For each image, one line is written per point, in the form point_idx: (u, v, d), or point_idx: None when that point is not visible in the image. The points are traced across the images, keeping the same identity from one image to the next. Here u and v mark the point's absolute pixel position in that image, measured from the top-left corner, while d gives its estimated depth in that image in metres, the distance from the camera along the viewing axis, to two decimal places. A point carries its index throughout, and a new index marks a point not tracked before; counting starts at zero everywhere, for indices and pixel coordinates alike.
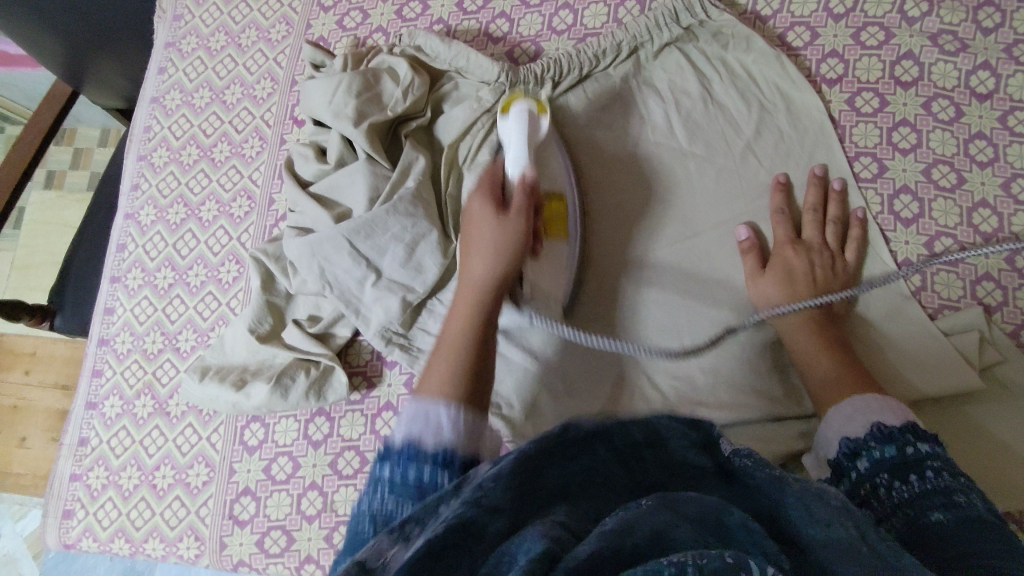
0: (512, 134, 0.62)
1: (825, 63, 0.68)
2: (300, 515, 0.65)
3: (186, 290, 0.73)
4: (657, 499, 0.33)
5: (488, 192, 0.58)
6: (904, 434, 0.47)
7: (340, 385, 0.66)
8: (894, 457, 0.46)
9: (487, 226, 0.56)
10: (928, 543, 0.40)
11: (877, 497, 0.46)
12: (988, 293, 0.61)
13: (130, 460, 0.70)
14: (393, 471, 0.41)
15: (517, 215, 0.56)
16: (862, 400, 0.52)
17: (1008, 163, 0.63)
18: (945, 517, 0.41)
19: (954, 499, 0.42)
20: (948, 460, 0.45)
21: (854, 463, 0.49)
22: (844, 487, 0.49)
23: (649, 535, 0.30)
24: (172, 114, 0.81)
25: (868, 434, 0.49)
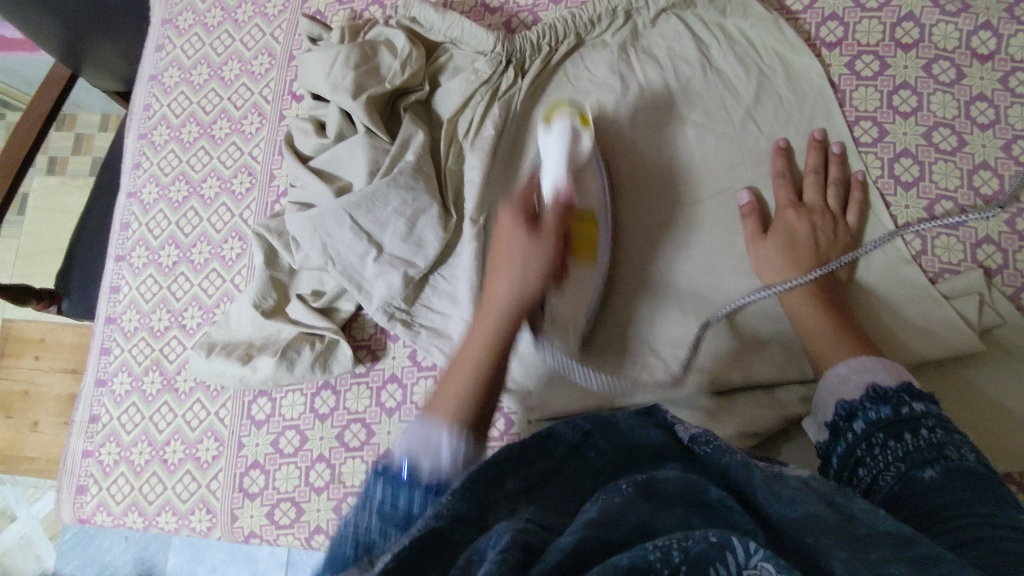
0: (551, 149, 0.61)
1: (825, 26, 0.68)
2: (309, 487, 0.66)
3: (190, 268, 0.74)
4: (636, 484, 0.33)
5: (520, 207, 0.57)
6: (898, 394, 0.48)
7: (345, 358, 0.67)
8: (889, 416, 0.47)
9: (520, 246, 0.55)
10: (916, 496, 0.41)
11: (872, 455, 0.46)
12: (988, 256, 0.61)
13: (141, 436, 0.71)
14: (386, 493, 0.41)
15: (549, 233, 0.56)
16: (856, 362, 0.53)
17: (1009, 125, 0.63)
18: (934, 471, 0.42)
19: (944, 453, 0.43)
20: (942, 419, 0.46)
21: (849, 424, 0.49)
22: (840, 448, 0.50)
23: (632, 530, 0.30)
24: (170, 91, 0.81)
25: (863, 396, 0.50)
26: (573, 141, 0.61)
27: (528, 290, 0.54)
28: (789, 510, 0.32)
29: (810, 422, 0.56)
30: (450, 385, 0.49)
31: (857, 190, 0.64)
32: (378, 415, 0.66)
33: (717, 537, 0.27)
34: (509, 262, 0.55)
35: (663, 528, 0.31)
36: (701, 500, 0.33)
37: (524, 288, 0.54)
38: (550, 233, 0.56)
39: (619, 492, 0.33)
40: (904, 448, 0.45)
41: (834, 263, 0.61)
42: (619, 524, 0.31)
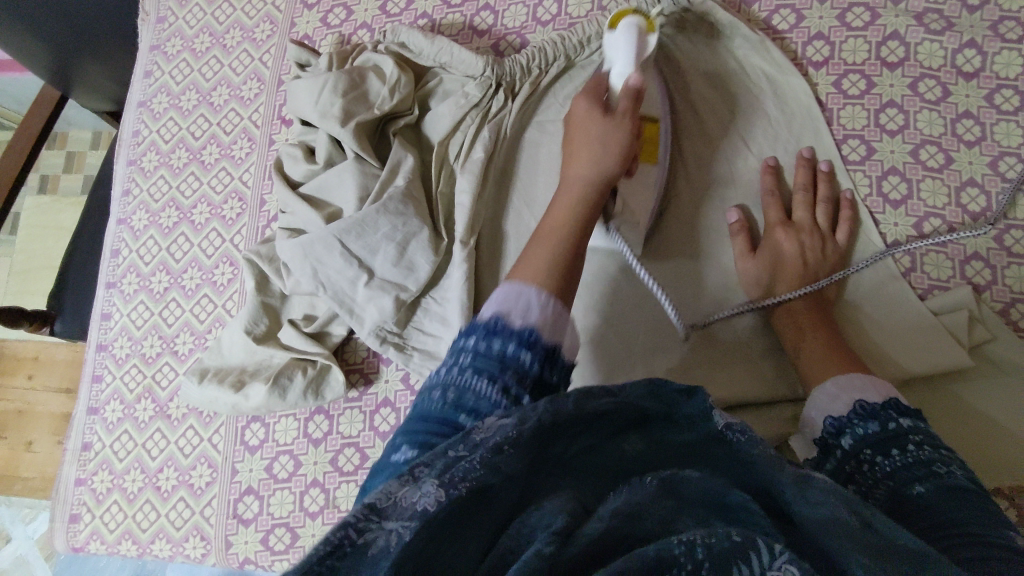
0: (618, 51, 0.58)
1: (811, 46, 0.68)
2: (303, 512, 0.65)
3: (182, 294, 0.74)
4: (660, 477, 0.34)
5: (593, 96, 0.57)
6: (885, 410, 0.48)
7: (337, 383, 0.67)
8: (877, 433, 0.47)
9: (598, 122, 0.55)
10: (907, 516, 0.41)
11: (862, 472, 0.47)
12: (977, 272, 0.61)
13: (134, 464, 0.71)
14: (477, 342, 0.38)
15: (625, 115, 0.55)
16: (845, 377, 0.53)
17: (995, 142, 0.63)
18: (925, 488, 0.41)
19: (934, 470, 0.42)
20: (930, 433, 0.46)
21: (838, 441, 0.50)
22: (830, 464, 0.50)
23: (656, 526, 0.31)
24: (160, 117, 0.81)
25: (851, 412, 0.50)
26: (639, 42, 0.58)
27: (609, 173, 0.54)
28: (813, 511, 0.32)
29: (801, 442, 0.57)
30: (528, 260, 0.46)
31: (846, 206, 0.64)
32: (371, 439, 0.66)
33: (741, 538, 0.28)
34: (586, 148, 0.54)
35: (685, 528, 0.31)
36: (722, 504, 0.33)
37: (605, 170, 0.54)
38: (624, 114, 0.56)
39: (643, 485, 0.33)
40: (892, 466, 0.45)
41: (823, 280, 0.61)
42: (640, 522, 0.31)
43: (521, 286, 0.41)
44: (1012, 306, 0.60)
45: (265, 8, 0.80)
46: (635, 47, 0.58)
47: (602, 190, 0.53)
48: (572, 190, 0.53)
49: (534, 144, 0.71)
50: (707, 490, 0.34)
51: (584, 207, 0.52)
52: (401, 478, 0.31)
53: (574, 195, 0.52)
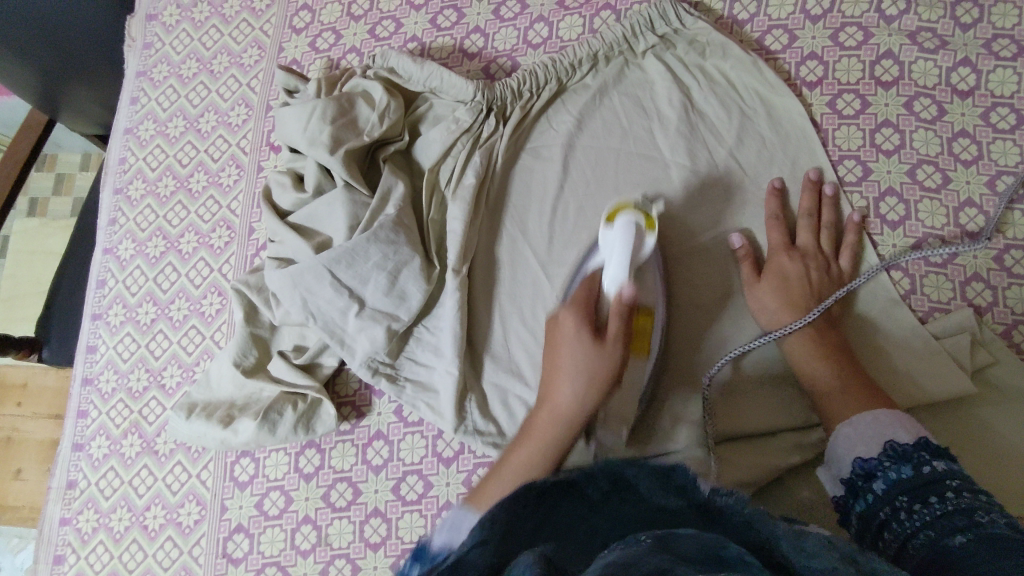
0: (613, 247, 0.55)
1: (804, 66, 0.68)
2: (295, 550, 0.64)
3: (169, 326, 0.72)
4: (655, 534, 0.32)
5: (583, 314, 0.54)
6: (918, 452, 0.47)
7: (329, 417, 0.65)
8: (911, 477, 0.46)
9: (587, 235, 0.54)
10: (944, 568, 0.38)
11: (897, 520, 0.45)
12: (978, 293, 0.60)
13: (120, 502, 0.69)
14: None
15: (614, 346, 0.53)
16: (874, 418, 0.52)
17: (992, 161, 0.62)
18: (966, 539, 0.39)
19: (975, 519, 0.40)
20: (967, 479, 0.44)
21: (870, 484, 0.48)
22: (862, 509, 0.48)
23: (651, 565, 0.29)
24: (146, 144, 0.79)
25: (883, 454, 0.49)
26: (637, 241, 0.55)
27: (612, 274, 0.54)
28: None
29: (823, 477, 0.54)
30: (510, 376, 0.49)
31: (851, 228, 0.63)
32: (364, 473, 0.64)
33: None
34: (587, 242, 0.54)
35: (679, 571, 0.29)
36: (719, 555, 0.31)
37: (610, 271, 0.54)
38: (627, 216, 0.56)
39: (637, 542, 0.32)
40: (931, 514, 0.43)
41: (830, 302, 0.60)
42: (636, 567, 0.29)
43: (499, 403, 0.41)
44: (1014, 328, 0.59)
45: (253, 33, 0.79)
46: None
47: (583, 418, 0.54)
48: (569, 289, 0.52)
49: (528, 171, 0.70)
50: (706, 541, 0.32)
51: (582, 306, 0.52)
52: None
53: (546, 439, 0.54)
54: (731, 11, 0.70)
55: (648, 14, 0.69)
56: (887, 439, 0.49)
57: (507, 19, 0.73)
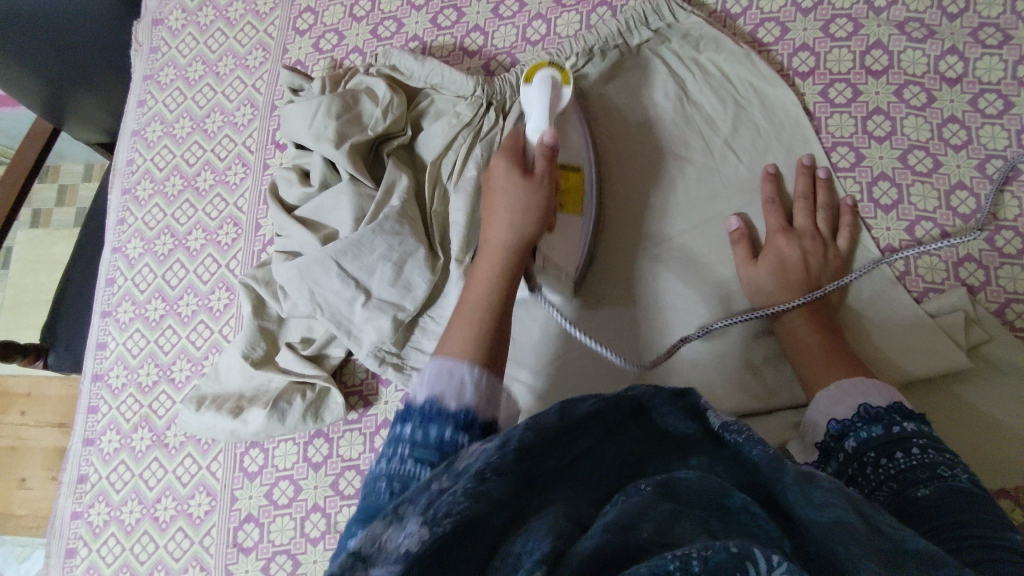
0: (531, 105, 0.59)
1: (796, 57, 0.69)
2: (305, 538, 0.64)
3: (178, 321, 0.73)
4: (654, 483, 0.34)
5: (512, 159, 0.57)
6: (890, 414, 0.48)
7: (337, 406, 0.66)
8: (881, 435, 0.47)
9: (512, 195, 0.55)
10: (906, 516, 0.41)
11: (865, 474, 0.47)
12: (971, 273, 0.62)
13: (131, 495, 0.70)
14: (414, 430, 0.42)
15: (543, 179, 0.56)
16: (835, 385, 0.53)
17: (981, 145, 0.64)
18: (929, 491, 0.41)
19: (937, 471, 0.42)
20: (936, 437, 0.46)
21: (842, 443, 0.50)
22: (834, 465, 0.50)
23: (652, 533, 0.30)
24: (154, 146, 0.81)
25: (855, 415, 0.50)
26: (555, 97, 0.59)
27: (529, 236, 0.55)
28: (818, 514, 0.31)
29: (797, 445, 0.56)
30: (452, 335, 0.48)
31: (846, 210, 0.64)
32: (372, 461, 0.65)
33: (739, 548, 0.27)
34: (503, 211, 0.55)
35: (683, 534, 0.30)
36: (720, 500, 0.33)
37: (524, 237, 0.54)
38: (541, 189, 0.56)
39: (637, 493, 0.33)
40: (896, 468, 0.45)
41: (825, 287, 0.61)
42: (638, 529, 0.30)
43: (449, 363, 0.45)
44: (1007, 306, 0.60)
45: (258, 35, 0.81)
46: (550, 101, 0.59)
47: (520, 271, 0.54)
48: (493, 261, 0.54)
49: None
50: (710, 489, 0.33)
51: (505, 285, 0.53)
52: (387, 519, 0.34)
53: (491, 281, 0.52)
54: (724, 5, 0.72)
55: (641, 9, 0.71)
56: (863, 403, 0.50)
57: (506, 17, 0.75)
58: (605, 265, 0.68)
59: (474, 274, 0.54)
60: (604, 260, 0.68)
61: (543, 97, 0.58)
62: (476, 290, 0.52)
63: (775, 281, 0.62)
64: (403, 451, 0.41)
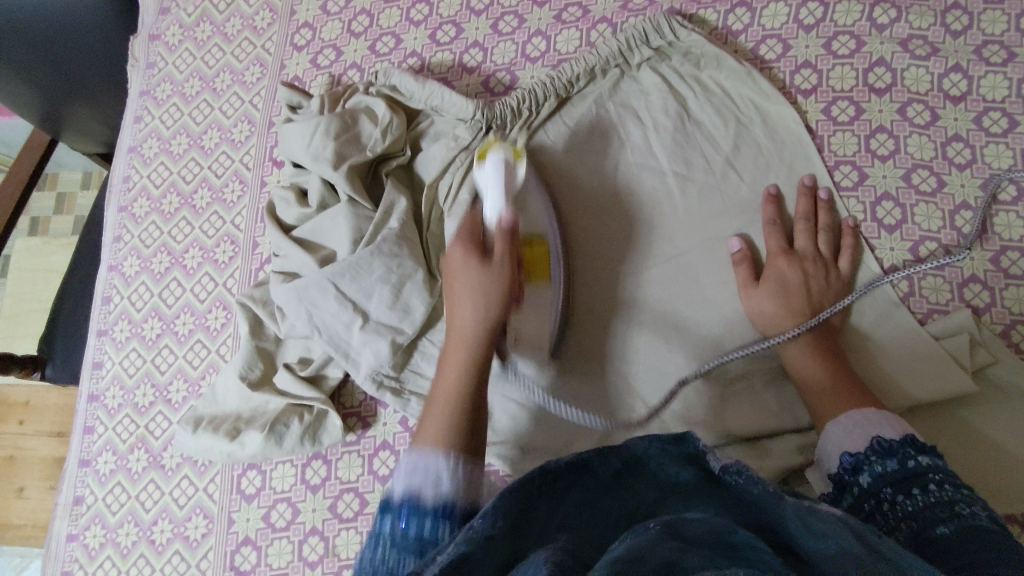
0: (486, 183, 0.58)
1: (798, 74, 0.69)
2: (303, 562, 0.64)
3: (174, 340, 0.73)
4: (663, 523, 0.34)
5: (468, 243, 0.57)
6: (903, 446, 0.47)
7: (335, 428, 0.65)
8: (897, 471, 0.46)
9: (473, 277, 0.55)
10: (931, 557, 0.40)
11: (884, 512, 0.46)
12: (976, 295, 0.61)
13: (127, 517, 0.69)
14: (393, 528, 0.43)
15: (500, 261, 0.56)
16: (860, 414, 0.52)
17: (986, 164, 0.63)
18: (950, 530, 0.41)
19: (956, 509, 0.42)
20: (950, 471, 0.45)
21: (855, 477, 0.49)
22: (848, 500, 0.49)
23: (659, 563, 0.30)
24: (150, 162, 0.80)
25: (868, 448, 0.49)
26: (509, 171, 0.58)
27: (496, 319, 0.55)
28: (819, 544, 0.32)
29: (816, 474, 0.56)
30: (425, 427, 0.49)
31: (849, 233, 0.63)
32: (371, 483, 0.65)
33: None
34: (470, 298, 0.55)
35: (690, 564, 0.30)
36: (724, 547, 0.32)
37: (493, 318, 0.54)
38: (502, 258, 0.56)
39: (646, 532, 0.34)
40: (916, 506, 0.44)
41: (827, 311, 0.61)
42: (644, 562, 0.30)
43: (428, 458, 0.46)
44: (1012, 328, 0.60)
45: (255, 51, 0.80)
46: (505, 179, 0.58)
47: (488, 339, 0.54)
48: (459, 344, 0.54)
49: None
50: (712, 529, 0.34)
51: (475, 353, 0.54)
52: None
53: (460, 357, 0.53)
54: (725, 21, 0.72)
55: (642, 28, 0.70)
56: (876, 437, 0.49)
57: (505, 33, 0.75)
58: (590, 291, 0.67)
59: (443, 359, 0.54)
60: (596, 281, 0.67)
61: (498, 179, 0.57)
62: (448, 379, 0.53)
63: (776, 306, 0.61)
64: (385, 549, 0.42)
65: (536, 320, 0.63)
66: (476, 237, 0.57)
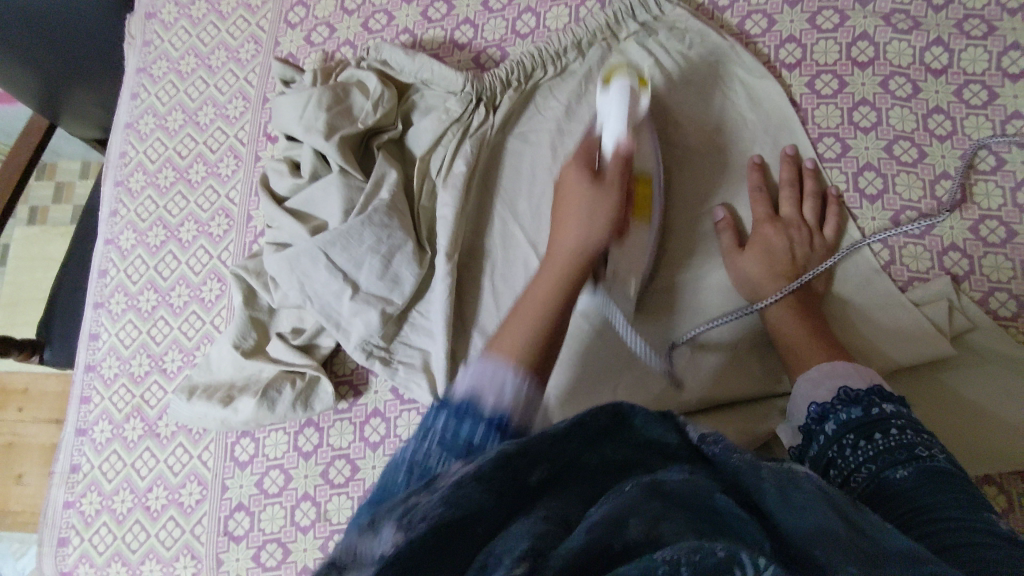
0: (609, 109, 0.59)
1: (784, 48, 0.70)
2: (295, 527, 0.65)
3: (169, 312, 0.74)
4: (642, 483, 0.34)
5: (582, 167, 0.58)
6: (869, 395, 0.48)
7: (326, 395, 0.66)
8: (859, 416, 0.47)
9: (585, 198, 0.56)
10: (887, 501, 0.42)
11: (843, 456, 0.47)
12: (955, 263, 0.62)
13: (123, 484, 0.70)
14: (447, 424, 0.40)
15: (611, 184, 0.56)
16: (829, 366, 0.54)
17: (966, 136, 0.65)
18: (907, 474, 0.42)
19: (916, 452, 0.43)
20: (912, 418, 0.47)
21: (822, 425, 0.49)
22: (812, 449, 0.50)
23: (641, 531, 0.30)
24: (146, 138, 0.82)
25: (834, 398, 0.50)
26: (631, 99, 0.59)
27: (597, 249, 0.55)
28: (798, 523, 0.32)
29: (785, 429, 0.56)
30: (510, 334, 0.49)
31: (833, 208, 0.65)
32: (362, 450, 0.66)
33: (727, 552, 0.28)
34: (575, 221, 0.56)
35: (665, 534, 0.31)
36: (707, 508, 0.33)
37: (594, 244, 0.55)
38: (614, 186, 0.56)
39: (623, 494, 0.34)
40: (875, 449, 0.45)
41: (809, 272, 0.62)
42: (625, 526, 0.31)
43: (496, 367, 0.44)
44: (990, 294, 0.61)
45: (249, 29, 0.82)
46: (629, 103, 0.59)
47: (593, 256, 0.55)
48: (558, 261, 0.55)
49: (517, 154, 0.71)
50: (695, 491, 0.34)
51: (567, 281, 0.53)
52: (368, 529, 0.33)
53: (565, 269, 0.54)
54: None
55: (629, 1, 0.71)
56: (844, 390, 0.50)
57: (496, 9, 0.76)
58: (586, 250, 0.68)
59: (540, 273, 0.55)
60: None
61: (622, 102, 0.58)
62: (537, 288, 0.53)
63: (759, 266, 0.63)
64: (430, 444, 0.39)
65: (632, 261, 0.61)
66: (590, 159, 0.59)
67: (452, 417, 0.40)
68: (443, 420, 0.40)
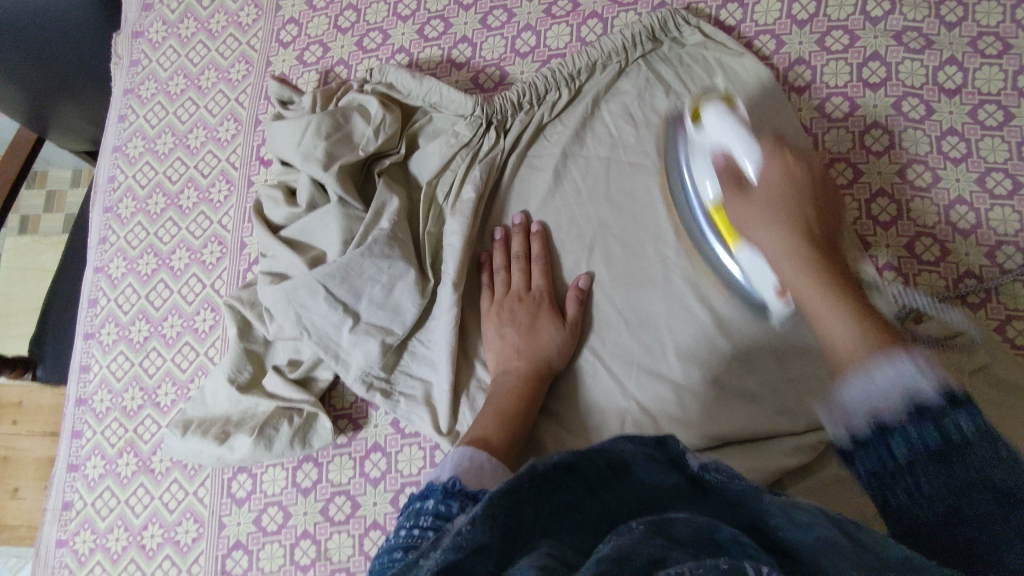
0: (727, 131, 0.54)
1: (793, 71, 0.68)
2: (295, 566, 0.63)
3: (162, 343, 0.72)
4: (647, 524, 0.33)
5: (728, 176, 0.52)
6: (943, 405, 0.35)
7: (325, 431, 0.65)
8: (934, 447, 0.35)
9: (756, 202, 0.49)
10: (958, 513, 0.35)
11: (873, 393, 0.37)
12: (971, 290, 0.60)
13: (117, 522, 0.68)
14: (437, 504, 0.43)
15: (760, 194, 0.49)
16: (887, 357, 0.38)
17: (981, 158, 0.62)
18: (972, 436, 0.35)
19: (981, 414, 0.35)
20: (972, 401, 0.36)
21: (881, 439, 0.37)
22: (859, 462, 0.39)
23: (651, 558, 0.29)
24: (135, 162, 0.79)
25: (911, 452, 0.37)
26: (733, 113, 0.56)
27: (794, 228, 0.47)
28: (806, 535, 0.33)
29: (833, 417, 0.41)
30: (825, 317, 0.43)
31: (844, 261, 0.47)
32: (363, 486, 0.64)
33: (729, 564, 0.27)
34: (759, 222, 0.48)
35: (676, 560, 0.30)
36: (713, 540, 0.33)
37: (788, 232, 0.47)
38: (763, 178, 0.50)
39: (630, 531, 0.33)
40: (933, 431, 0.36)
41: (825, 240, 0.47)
42: (635, 558, 0.29)
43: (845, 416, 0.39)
44: (1008, 322, 0.59)
45: (241, 48, 0.79)
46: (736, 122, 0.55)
47: (786, 274, 0.47)
48: (789, 266, 0.46)
49: (527, 181, 0.69)
50: (699, 526, 0.34)
51: (820, 271, 0.45)
52: None
53: (817, 278, 0.45)
54: (719, 16, 0.71)
55: (648, 23, 0.69)
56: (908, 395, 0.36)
57: (495, 27, 0.73)
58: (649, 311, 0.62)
59: (805, 290, 0.45)
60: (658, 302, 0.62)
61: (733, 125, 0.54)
62: (844, 327, 0.42)
63: (802, 275, 0.45)
64: (426, 516, 0.42)
65: (762, 232, 0.48)
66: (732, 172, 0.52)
67: (415, 527, 0.41)
68: (406, 534, 0.41)
